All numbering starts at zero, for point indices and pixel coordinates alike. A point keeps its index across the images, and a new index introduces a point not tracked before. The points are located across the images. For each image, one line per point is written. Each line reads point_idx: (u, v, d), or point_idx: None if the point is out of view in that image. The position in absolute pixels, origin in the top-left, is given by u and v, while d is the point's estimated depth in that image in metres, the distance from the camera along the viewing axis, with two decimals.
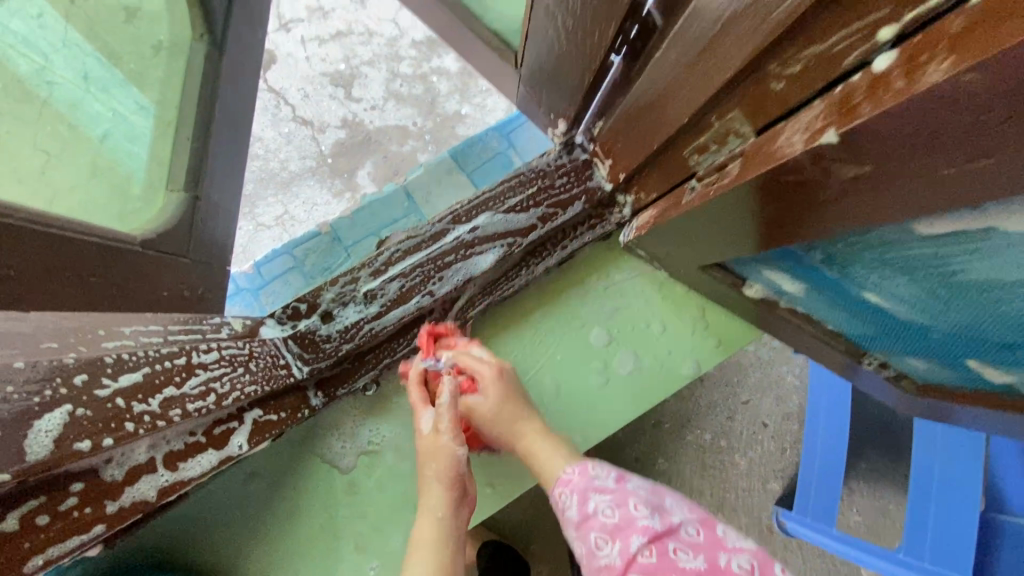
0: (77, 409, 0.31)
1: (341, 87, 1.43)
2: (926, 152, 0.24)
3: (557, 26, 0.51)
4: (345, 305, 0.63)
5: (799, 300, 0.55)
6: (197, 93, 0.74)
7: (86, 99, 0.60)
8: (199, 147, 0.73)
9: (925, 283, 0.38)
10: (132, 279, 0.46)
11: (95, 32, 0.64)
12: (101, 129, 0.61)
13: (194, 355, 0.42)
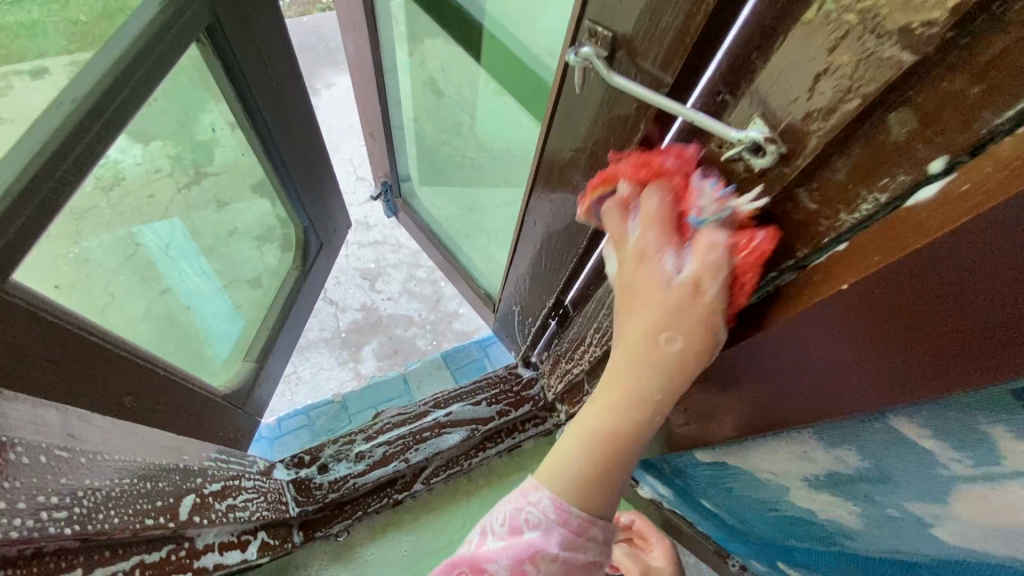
0: (195, 499, 0.50)
1: (367, 279, 1.80)
2: (671, 417, 0.51)
3: (519, 298, 0.82)
4: (339, 461, 0.82)
5: (685, 509, 0.76)
6: (283, 300, 1.08)
7: (186, 266, 0.89)
8: (274, 333, 1.04)
9: (724, 493, 0.61)
10: (216, 418, 0.69)
11: (226, 230, 0.97)
12: (201, 292, 0.93)
13: (242, 478, 0.63)
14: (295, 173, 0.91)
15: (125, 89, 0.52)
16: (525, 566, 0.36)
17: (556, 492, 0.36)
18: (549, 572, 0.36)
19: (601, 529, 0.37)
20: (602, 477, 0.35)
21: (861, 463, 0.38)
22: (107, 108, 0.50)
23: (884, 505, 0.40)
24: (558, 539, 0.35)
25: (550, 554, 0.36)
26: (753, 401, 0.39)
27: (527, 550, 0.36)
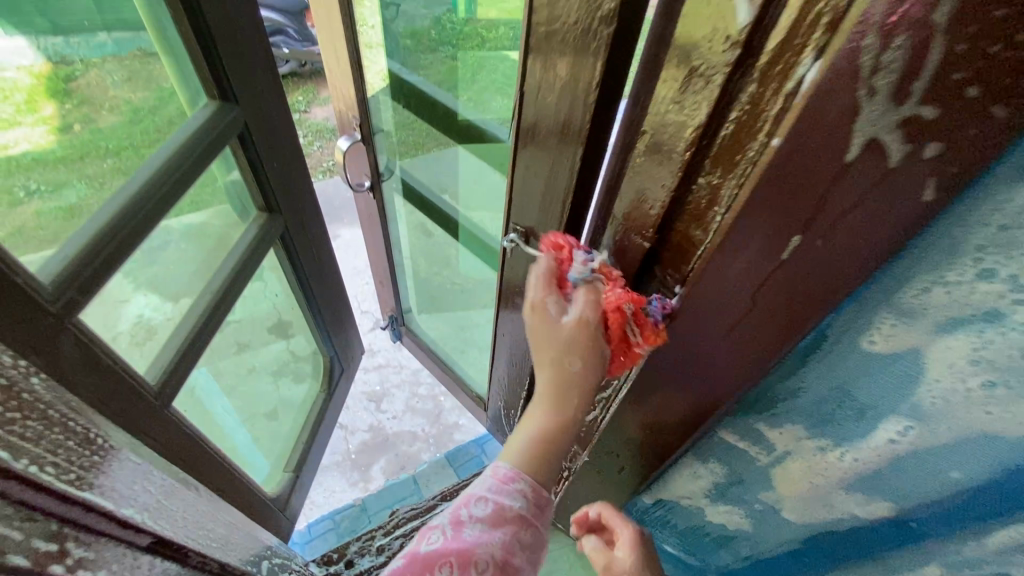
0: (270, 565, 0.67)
1: (373, 401, 1.98)
2: (607, 465, 0.70)
3: (503, 398, 1.03)
4: (363, 554, 0.97)
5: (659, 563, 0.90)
6: (310, 422, 1.25)
7: (258, 396, 1.09)
8: (302, 451, 1.21)
9: (674, 532, 0.77)
10: (267, 519, 0.86)
11: (286, 365, 1.17)
12: (263, 416, 1.12)
13: (293, 562, 0.79)
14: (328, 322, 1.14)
15: (239, 278, 0.73)
16: (461, 514, 0.47)
17: (499, 465, 0.50)
18: (480, 517, 0.46)
19: (531, 493, 0.48)
20: (536, 466, 0.49)
21: (722, 469, 0.58)
22: (226, 298, 0.71)
23: (752, 501, 0.59)
24: (489, 490, 0.48)
25: (481, 499, 0.48)
26: (636, 437, 0.60)
27: (465, 500, 0.48)
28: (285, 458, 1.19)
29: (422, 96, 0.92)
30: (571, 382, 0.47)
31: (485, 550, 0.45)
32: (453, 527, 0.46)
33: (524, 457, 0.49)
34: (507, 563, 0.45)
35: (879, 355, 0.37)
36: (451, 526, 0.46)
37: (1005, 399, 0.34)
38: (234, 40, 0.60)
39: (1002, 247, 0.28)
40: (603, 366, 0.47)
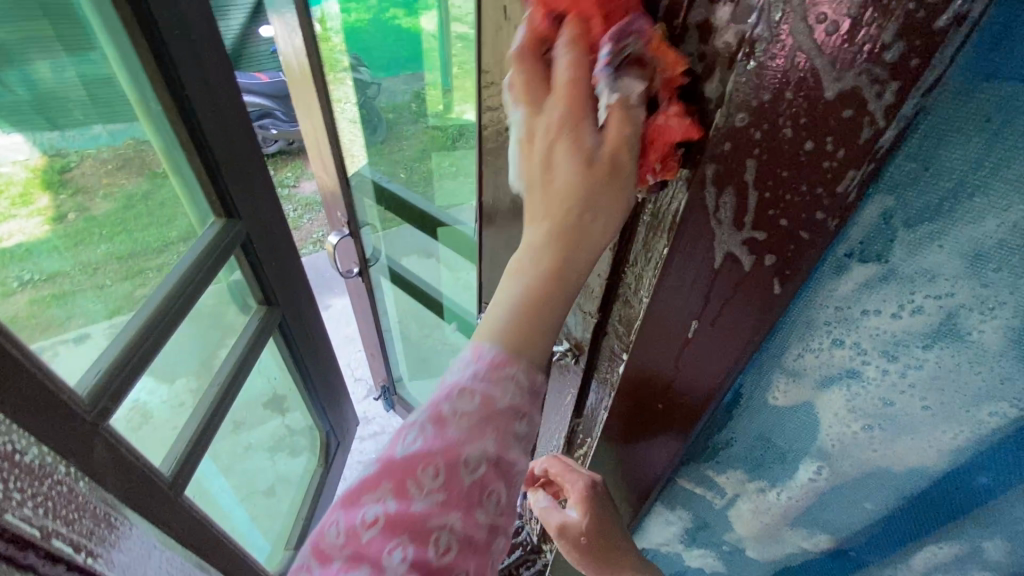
0: None
1: (370, 469, 1.99)
2: None
3: None
4: None
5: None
6: (308, 495, 1.28)
7: (257, 474, 1.13)
8: (299, 526, 1.23)
9: None
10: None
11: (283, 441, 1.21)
12: (262, 493, 1.16)
13: None
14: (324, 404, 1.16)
15: (242, 367, 0.80)
16: (442, 408, 0.35)
17: (480, 344, 0.37)
18: (466, 410, 0.35)
19: (526, 373, 0.37)
20: (527, 321, 0.37)
21: (689, 515, 0.64)
22: (231, 387, 0.79)
23: (720, 543, 0.64)
24: (475, 372, 0.36)
25: (467, 388, 0.35)
26: (611, 488, 0.66)
27: (448, 388, 0.36)
28: (283, 534, 1.21)
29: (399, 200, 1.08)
30: (582, 228, 0.36)
31: (478, 451, 0.34)
32: (433, 423, 0.35)
33: (504, 327, 0.37)
34: (504, 459, 0.35)
35: (784, 407, 0.45)
36: (431, 423, 0.35)
37: (881, 438, 0.41)
38: (237, 167, 0.69)
39: (842, 321, 0.37)
40: (618, 199, 0.35)
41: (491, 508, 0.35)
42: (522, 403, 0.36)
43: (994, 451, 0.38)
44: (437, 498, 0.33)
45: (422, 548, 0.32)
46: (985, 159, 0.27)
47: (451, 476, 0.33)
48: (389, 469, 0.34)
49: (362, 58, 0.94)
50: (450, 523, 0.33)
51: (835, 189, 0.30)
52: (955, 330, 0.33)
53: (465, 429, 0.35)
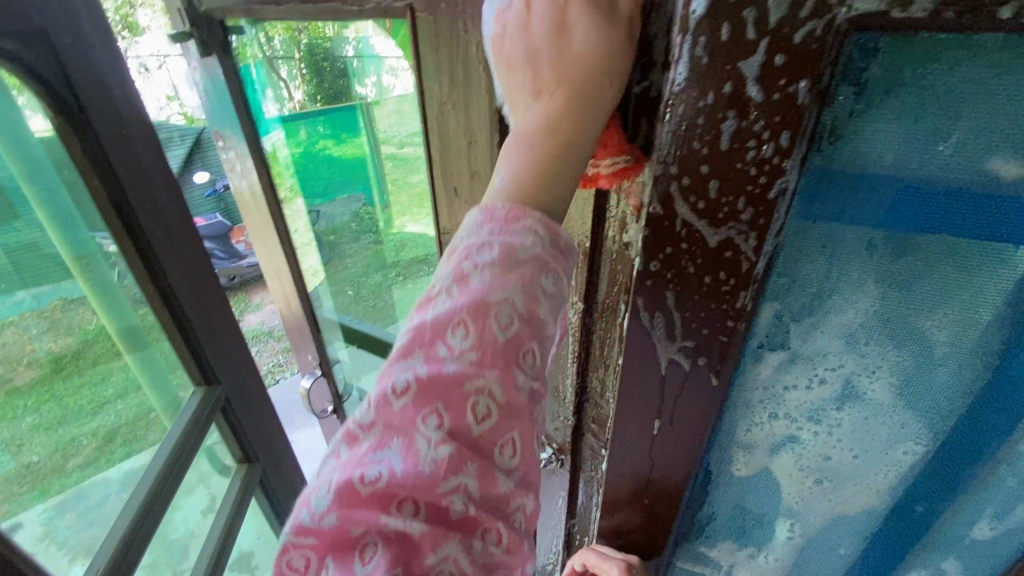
0: None
1: None
2: None
3: None
4: None
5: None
6: None
7: None
8: None
9: None
10: None
11: None
12: None
13: None
14: None
15: (229, 532, 0.79)
16: (465, 269, 0.32)
17: (492, 204, 0.34)
18: (490, 267, 0.32)
19: (546, 230, 0.34)
20: (538, 181, 0.34)
21: None
22: (220, 557, 0.77)
23: None
24: (493, 230, 0.33)
25: (484, 246, 0.32)
26: None
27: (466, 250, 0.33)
28: None
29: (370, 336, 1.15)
30: (596, 99, 0.35)
31: (507, 306, 0.31)
32: (458, 285, 0.32)
33: (513, 190, 0.34)
34: (534, 316, 0.32)
35: (749, 477, 0.51)
36: (455, 285, 0.32)
37: (832, 489, 0.48)
38: (218, 338, 0.74)
39: (773, 398, 0.45)
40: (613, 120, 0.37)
41: (527, 371, 0.32)
42: (543, 258, 0.33)
43: (917, 483, 0.45)
44: (469, 359, 0.30)
45: (457, 415, 0.29)
46: (830, 269, 0.37)
47: (480, 333, 0.30)
48: (417, 341, 0.31)
49: (299, 188, 1.00)
50: (485, 383, 0.30)
51: (735, 305, 0.40)
52: (856, 391, 0.42)
53: (488, 274, 0.32)
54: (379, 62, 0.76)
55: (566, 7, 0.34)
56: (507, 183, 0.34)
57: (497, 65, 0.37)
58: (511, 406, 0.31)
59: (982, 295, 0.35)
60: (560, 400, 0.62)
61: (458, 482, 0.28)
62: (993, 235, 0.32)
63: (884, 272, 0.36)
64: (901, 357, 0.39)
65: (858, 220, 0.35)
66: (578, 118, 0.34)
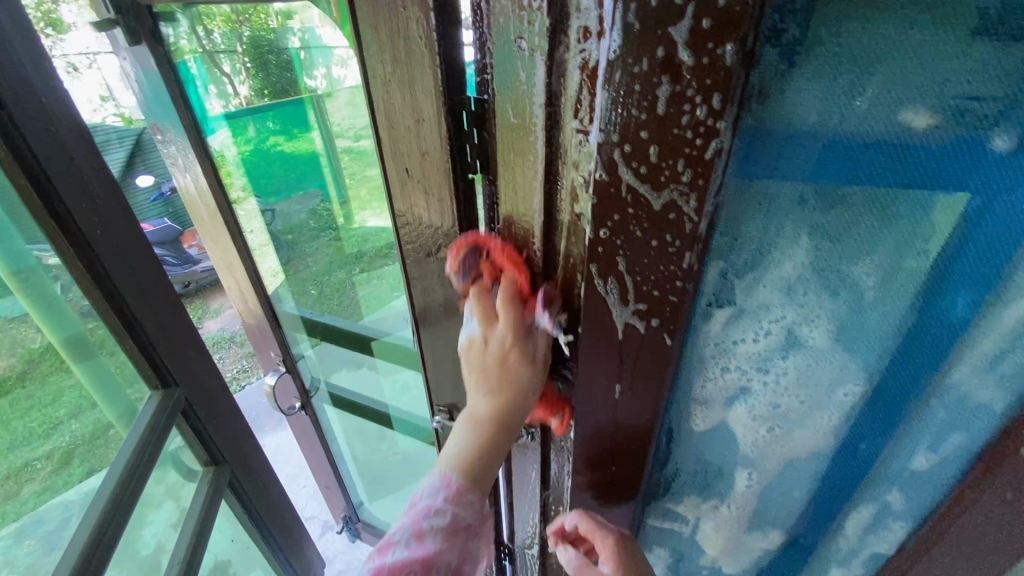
0: None
1: None
2: None
3: None
4: None
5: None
6: None
7: None
8: None
9: None
10: None
11: None
12: None
13: None
14: (289, 552, 1.10)
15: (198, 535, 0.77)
16: (421, 527, 0.54)
17: (447, 475, 0.55)
18: (438, 527, 0.54)
19: (476, 501, 0.56)
20: (473, 476, 0.55)
21: (667, 552, 0.69)
22: (191, 561, 0.75)
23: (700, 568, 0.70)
24: (444, 500, 0.54)
25: (432, 513, 0.54)
26: None
27: (423, 512, 0.54)
28: None
29: (332, 328, 1.11)
30: (513, 414, 0.54)
31: (444, 558, 0.53)
32: (415, 539, 0.53)
33: (456, 469, 0.55)
34: (458, 564, 0.55)
35: (707, 431, 0.54)
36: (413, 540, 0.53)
37: (782, 435, 0.51)
38: (172, 339, 0.72)
39: (723, 353, 0.47)
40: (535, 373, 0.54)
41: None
42: (468, 522, 0.55)
43: (858, 422, 0.48)
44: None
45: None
46: (768, 224, 0.40)
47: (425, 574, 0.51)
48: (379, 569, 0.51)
49: (251, 188, 0.94)
50: None
51: (682, 265, 0.41)
52: (797, 340, 0.45)
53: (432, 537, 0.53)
54: (329, 53, 0.83)
55: (506, 338, 0.53)
56: (458, 452, 0.56)
57: (466, 345, 0.56)
58: None
59: (902, 239, 0.38)
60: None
61: None
62: (907, 182, 0.35)
63: (816, 224, 0.39)
64: (836, 303, 0.42)
65: (789, 175, 0.37)
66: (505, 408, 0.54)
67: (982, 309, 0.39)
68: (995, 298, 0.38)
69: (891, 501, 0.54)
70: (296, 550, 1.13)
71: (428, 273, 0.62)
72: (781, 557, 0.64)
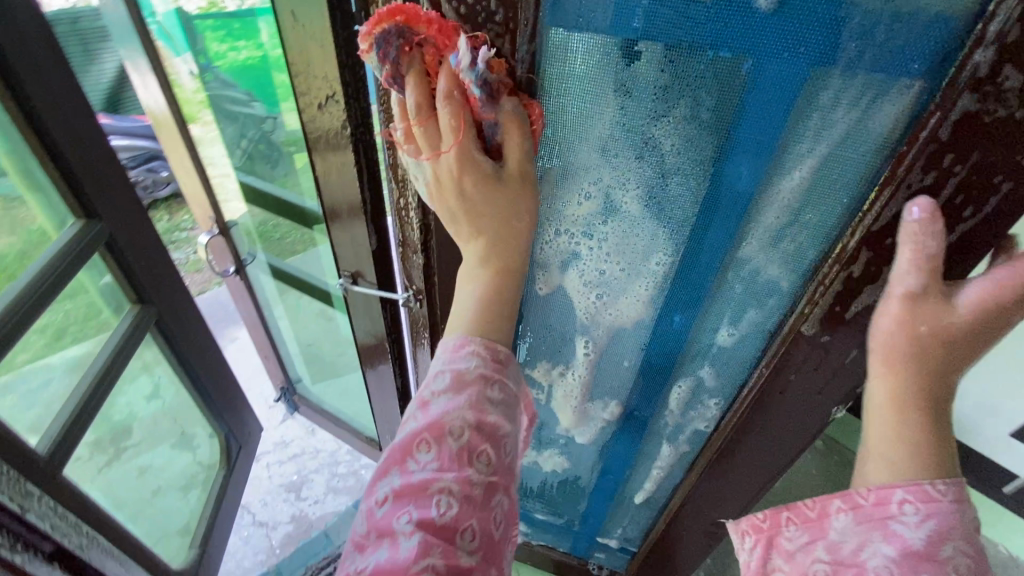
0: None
1: (292, 491, 1.92)
2: None
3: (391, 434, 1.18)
4: None
5: (553, 540, 1.03)
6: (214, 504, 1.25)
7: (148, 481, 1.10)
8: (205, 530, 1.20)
9: (542, 497, 0.92)
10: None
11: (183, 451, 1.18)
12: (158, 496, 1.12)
13: None
14: (222, 407, 1.16)
15: (119, 358, 0.85)
16: (425, 396, 0.46)
17: (455, 356, 0.47)
18: (441, 394, 0.45)
19: (484, 351, 0.47)
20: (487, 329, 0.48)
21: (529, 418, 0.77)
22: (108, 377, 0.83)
23: (558, 438, 0.78)
24: (454, 368, 0.46)
25: (432, 393, 0.45)
26: None
27: (435, 377, 0.46)
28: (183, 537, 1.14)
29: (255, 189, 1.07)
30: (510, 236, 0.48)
31: (453, 420, 0.43)
32: (421, 409, 0.45)
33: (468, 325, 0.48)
34: (483, 423, 0.44)
35: (548, 295, 0.59)
36: (420, 412, 0.45)
37: (610, 301, 0.57)
38: (94, 174, 0.75)
39: (553, 215, 0.52)
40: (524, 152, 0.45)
41: (481, 468, 0.43)
42: (483, 373, 0.46)
43: (671, 292, 0.54)
44: (436, 464, 0.42)
45: (425, 509, 0.40)
46: (578, 79, 0.43)
47: (440, 446, 0.42)
48: (393, 458, 0.43)
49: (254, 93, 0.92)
50: (449, 482, 0.41)
51: (505, 114, 0.44)
52: (614, 203, 0.49)
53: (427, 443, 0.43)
54: None
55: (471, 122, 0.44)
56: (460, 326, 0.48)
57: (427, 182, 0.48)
58: (472, 495, 0.42)
59: (692, 101, 0.41)
60: (410, 239, 0.68)
61: (428, 562, 0.38)
62: (689, 40, 0.38)
63: (618, 81, 0.42)
64: (643, 167, 0.46)
65: (593, 25, 0.40)
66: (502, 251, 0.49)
67: (764, 178, 0.43)
68: (771, 167, 0.43)
69: (705, 377, 0.60)
70: (231, 409, 1.21)
71: (323, 131, 0.65)
72: (623, 430, 0.72)
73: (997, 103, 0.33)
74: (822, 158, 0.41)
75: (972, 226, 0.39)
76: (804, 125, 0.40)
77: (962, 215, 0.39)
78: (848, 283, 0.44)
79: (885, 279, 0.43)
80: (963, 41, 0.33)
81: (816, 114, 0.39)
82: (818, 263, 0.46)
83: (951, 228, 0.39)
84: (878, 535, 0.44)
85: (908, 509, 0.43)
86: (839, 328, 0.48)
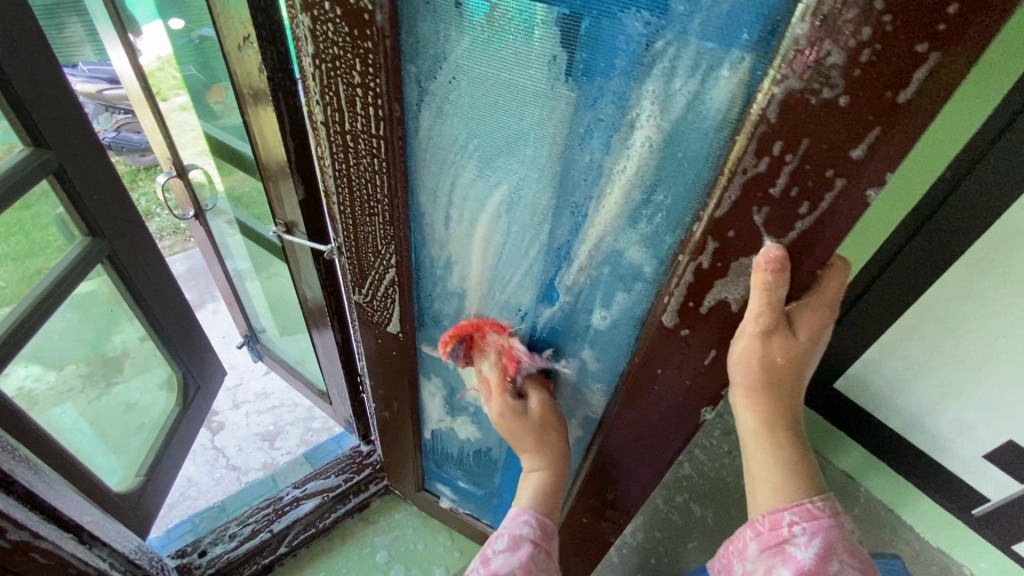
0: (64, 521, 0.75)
1: (267, 440, 1.99)
2: (388, 406, 0.89)
3: (340, 390, 1.21)
4: (217, 543, 1.10)
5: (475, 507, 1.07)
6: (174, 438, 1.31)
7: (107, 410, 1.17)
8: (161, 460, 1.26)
9: (468, 463, 0.96)
10: (94, 496, 0.94)
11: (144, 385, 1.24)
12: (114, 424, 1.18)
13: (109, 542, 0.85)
14: (179, 347, 1.21)
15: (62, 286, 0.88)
16: (488, 555, 0.61)
17: (517, 519, 0.64)
18: (505, 553, 0.61)
19: (542, 519, 0.64)
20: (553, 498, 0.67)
21: (440, 382, 0.81)
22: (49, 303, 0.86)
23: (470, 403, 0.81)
24: (514, 533, 0.62)
25: (495, 551, 0.61)
26: (386, 369, 0.80)
27: (490, 543, 0.62)
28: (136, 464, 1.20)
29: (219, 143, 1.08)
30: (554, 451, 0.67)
31: (513, 571, 0.59)
32: (485, 563, 0.60)
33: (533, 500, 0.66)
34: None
35: (443, 255, 0.61)
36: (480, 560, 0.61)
37: (495, 268, 0.58)
38: (44, 102, 0.77)
39: (436, 174, 0.53)
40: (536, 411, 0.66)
41: None
42: (541, 538, 0.63)
43: (547, 265, 0.54)
44: None
45: None
46: (439, 32, 0.43)
47: None
48: None
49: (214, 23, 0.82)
50: None
51: (371, 63, 0.44)
52: (486, 167, 0.50)
53: None
54: None
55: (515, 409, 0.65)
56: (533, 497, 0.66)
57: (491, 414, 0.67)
58: None
59: (541, 62, 0.41)
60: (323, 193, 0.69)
61: None
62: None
63: (474, 37, 0.42)
64: (506, 132, 0.46)
65: None
66: (552, 468, 0.68)
67: (613, 151, 0.43)
68: (619, 140, 0.42)
69: (587, 359, 0.61)
70: (189, 349, 1.25)
71: (247, 74, 0.66)
72: None
73: (817, 85, 0.32)
74: (662, 131, 0.40)
75: (810, 225, 0.38)
76: (643, 97, 0.39)
77: (798, 211, 0.38)
78: (699, 276, 0.43)
79: (735, 274, 0.42)
80: (789, 10, 0.31)
81: (654, 81, 0.38)
82: (672, 248, 0.45)
83: (790, 224, 0.38)
84: (779, 561, 0.48)
85: (798, 530, 0.48)
86: (697, 320, 0.47)
